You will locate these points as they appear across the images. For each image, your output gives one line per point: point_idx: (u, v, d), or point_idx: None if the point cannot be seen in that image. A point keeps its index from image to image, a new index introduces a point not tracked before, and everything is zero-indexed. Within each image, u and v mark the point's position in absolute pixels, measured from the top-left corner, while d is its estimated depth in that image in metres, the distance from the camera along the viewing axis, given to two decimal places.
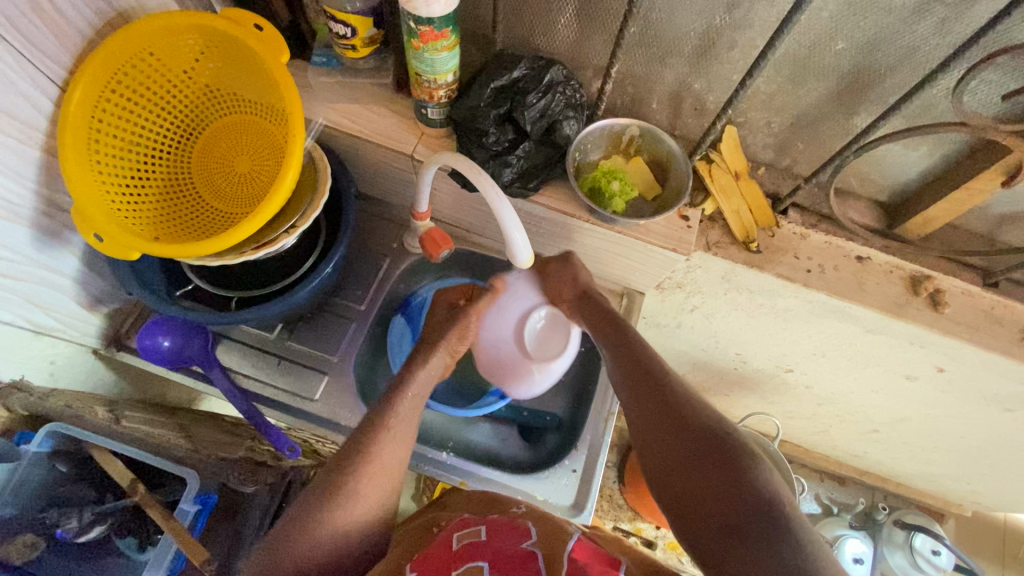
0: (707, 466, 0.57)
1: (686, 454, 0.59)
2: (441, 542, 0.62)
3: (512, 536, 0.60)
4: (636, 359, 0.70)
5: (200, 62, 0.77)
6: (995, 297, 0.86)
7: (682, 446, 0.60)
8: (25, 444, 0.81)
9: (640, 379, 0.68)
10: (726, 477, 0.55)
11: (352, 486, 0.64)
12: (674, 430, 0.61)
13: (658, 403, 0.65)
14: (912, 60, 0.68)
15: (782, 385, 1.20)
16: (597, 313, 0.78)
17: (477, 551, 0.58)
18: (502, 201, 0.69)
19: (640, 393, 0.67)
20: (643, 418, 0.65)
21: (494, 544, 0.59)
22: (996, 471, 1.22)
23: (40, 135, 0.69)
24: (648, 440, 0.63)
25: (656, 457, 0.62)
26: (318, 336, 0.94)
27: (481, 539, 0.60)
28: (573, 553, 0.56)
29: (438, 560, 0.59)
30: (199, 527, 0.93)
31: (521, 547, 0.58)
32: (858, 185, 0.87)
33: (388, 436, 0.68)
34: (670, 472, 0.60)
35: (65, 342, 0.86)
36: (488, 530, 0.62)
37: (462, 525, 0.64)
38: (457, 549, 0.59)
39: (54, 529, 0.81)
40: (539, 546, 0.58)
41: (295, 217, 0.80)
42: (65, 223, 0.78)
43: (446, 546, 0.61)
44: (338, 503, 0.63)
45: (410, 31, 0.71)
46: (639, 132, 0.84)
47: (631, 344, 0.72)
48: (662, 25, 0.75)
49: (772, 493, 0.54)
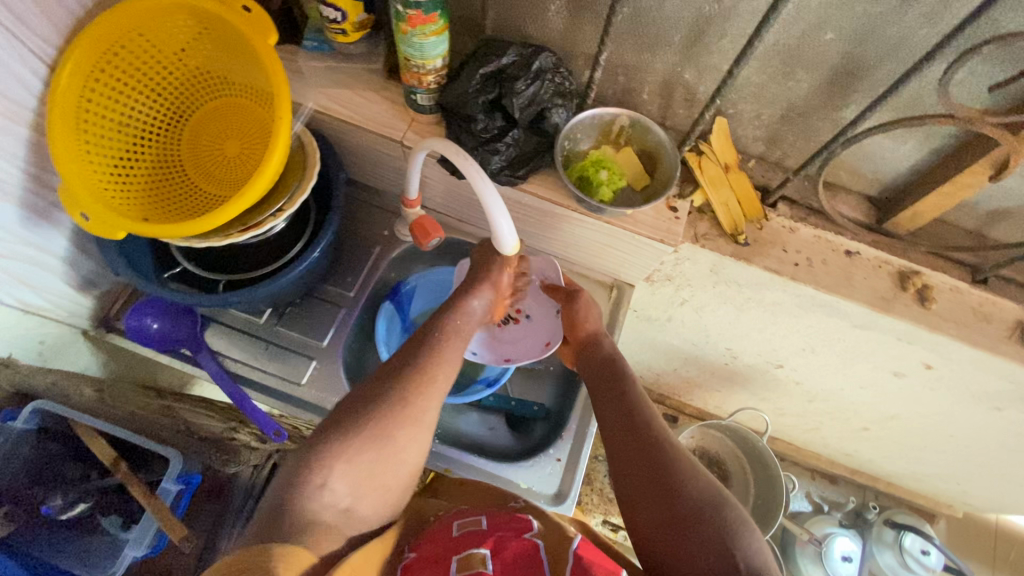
0: (687, 520, 0.59)
1: (668, 504, 0.61)
2: (442, 528, 0.65)
3: (513, 526, 0.62)
4: (626, 407, 0.70)
5: (191, 45, 0.77)
6: (984, 294, 0.86)
7: (663, 494, 0.62)
8: (11, 420, 0.83)
9: (632, 427, 0.68)
10: (708, 533, 0.57)
11: (404, 401, 0.66)
12: (664, 486, 0.62)
13: (640, 446, 0.66)
14: (901, 51, 0.68)
15: (773, 381, 1.19)
16: (597, 359, 0.78)
17: (479, 538, 0.61)
18: (487, 186, 0.69)
19: (622, 433, 0.68)
20: (625, 462, 0.66)
21: (496, 533, 0.61)
22: (987, 471, 1.22)
23: (29, 114, 0.70)
24: (630, 484, 0.64)
25: (638, 502, 0.63)
26: (305, 323, 0.94)
27: (481, 528, 0.62)
28: (579, 551, 0.58)
29: (441, 546, 0.61)
30: (182, 506, 0.91)
31: (521, 535, 0.60)
32: (848, 179, 0.87)
33: (437, 355, 0.71)
34: (651, 517, 0.61)
35: (55, 323, 0.86)
36: (489, 518, 0.64)
37: (461, 514, 0.66)
38: (459, 536, 0.62)
39: (37, 505, 0.84)
40: (540, 537, 0.60)
41: (282, 200, 0.80)
42: (54, 202, 0.78)
43: (448, 532, 0.63)
44: (391, 419, 0.64)
45: (398, 15, 0.71)
46: (629, 122, 0.84)
47: (625, 391, 0.72)
48: (652, 13, 0.74)
49: (759, 559, 0.56)
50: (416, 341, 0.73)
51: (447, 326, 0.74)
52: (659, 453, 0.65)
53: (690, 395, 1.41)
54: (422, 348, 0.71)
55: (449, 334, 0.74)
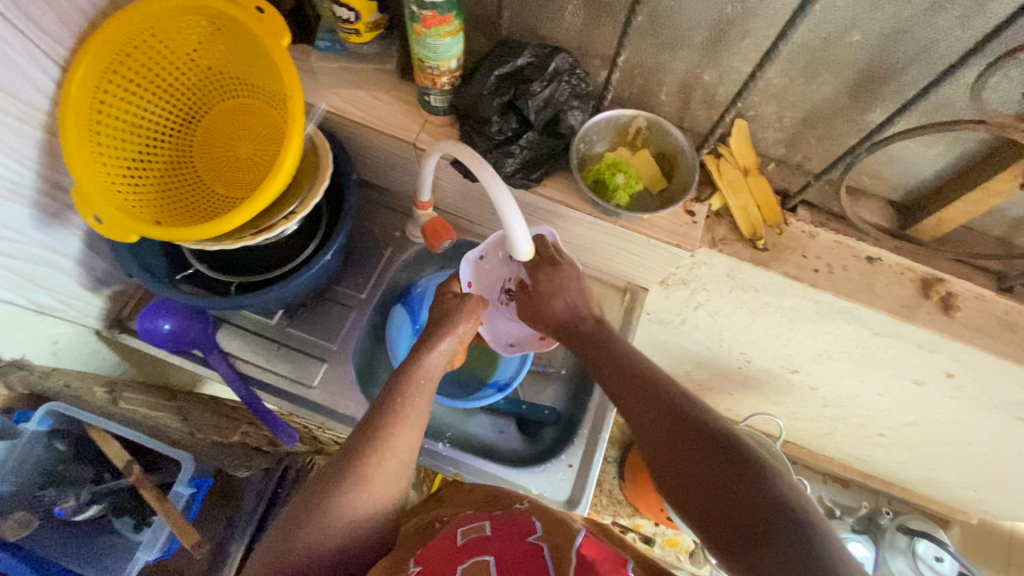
0: (718, 475, 0.53)
1: (697, 463, 0.55)
2: (446, 535, 0.60)
3: (517, 532, 0.58)
4: (629, 368, 0.67)
5: (203, 45, 0.76)
6: (1009, 303, 0.84)
7: (690, 455, 0.56)
8: (24, 422, 0.82)
9: (637, 385, 0.65)
10: (741, 486, 0.51)
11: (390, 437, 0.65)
12: (675, 433, 0.58)
13: (660, 412, 0.61)
14: (931, 54, 0.66)
15: (787, 386, 1.18)
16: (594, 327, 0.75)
17: (483, 546, 0.56)
18: (501, 191, 0.67)
19: (629, 393, 0.65)
20: (647, 429, 0.61)
21: (501, 540, 0.56)
22: (1005, 480, 1.20)
23: (42, 115, 0.69)
24: (654, 449, 0.59)
25: (666, 468, 0.58)
26: (317, 325, 0.93)
27: (486, 535, 0.58)
28: (581, 549, 0.53)
29: (444, 553, 0.57)
30: (194, 510, 0.92)
31: (524, 540, 0.56)
32: (871, 184, 0.85)
33: (417, 393, 0.69)
34: (681, 483, 0.56)
35: (67, 323, 0.86)
36: (493, 524, 0.60)
37: (467, 520, 0.62)
38: (462, 544, 0.57)
39: (52, 507, 0.84)
40: (544, 539, 0.56)
41: (295, 203, 0.79)
42: (67, 203, 0.78)
43: (451, 539, 0.58)
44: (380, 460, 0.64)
45: (413, 16, 0.69)
46: (646, 124, 0.82)
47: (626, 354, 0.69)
48: (673, 14, 0.72)
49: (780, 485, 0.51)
50: (380, 403, 0.68)
51: (412, 382, 0.69)
52: (665, 404, 0.61)
53: (702, 398, 1.39)
54: (394, 396, 0.68)
55: (414, 389, 0.69)
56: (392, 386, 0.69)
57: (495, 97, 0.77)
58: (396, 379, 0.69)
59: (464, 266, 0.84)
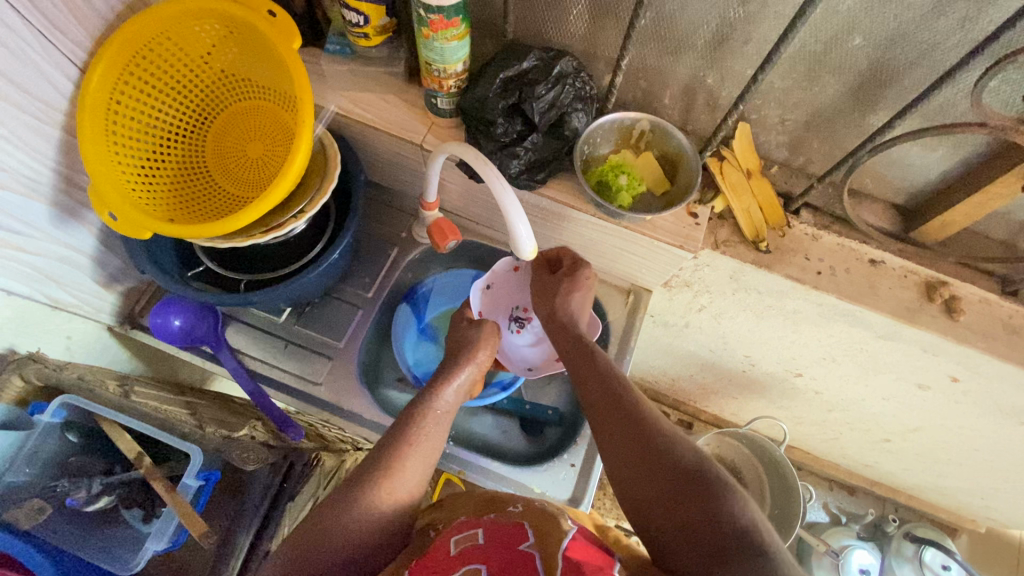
0: (682, 494, 0.54)
1: (661, 480, 0.56)
2: (439, 545, 0.61)
3: (509, 538, 0.58)
4: (605, 383, 0.67)
5: (216, 49, 0.78)
6: (1014, 306, 0.83)
7: (656, 472, 0.57)
8: (38, 414, 0.83)
9: (612, 403, 0.64)
10: (702, 501, 0.53)
11: (405, 444, 0.68)
12: (647, 457, 0.58)
13: (627, 423, 0.62)
14: (931, 58, 0.66)
15: (791, 390, 1.18)
16: (573, 340, 0.74)
17: (475, 554, 0.56)
18: (505, 190, 0.69)
19: (603, 411, 0.64)
20: (614, 442, 0.62)
21: (493, 548, 0.57)
22: (1012, 487, 1.19)
23: (60, 115, 0.71)
24: (625, 471, 0.59)
25: (630, 485, 0.58)
26: (324, 322, 0.95)
27: (479, 543, 0.58)
28: (567, 552, 0.53)
29: (436, 563, 0.57)
30: (203, 502, 0.94)
31: (515, 549, 0.56)
32: (874, 187, 0.85)
33: (434, 411, 0.71)
34: (643, 498, 0.57)
35: (82, 318, 0.89)
36: (485, 531, 0.60)
37: (462, 526, 0.62)
38: (454, 554, 0.57)
39: (64, 497, 0.86)
40: (534, 546, 0.56)
41: (303, 203, 0.81)
42: (82, 201, 0.80)
43: (444, 548, 0.59)
44: (392, 463, 0.66)
45: (420, 20, 0.71)
46: (650, 127, 0.83)
47: (601, 368, 0.69)
48: (677, 17, 0.73)
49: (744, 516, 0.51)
50: (397, 424, 0.70)
51: (423, 405, 0.72)
52: (638, 425, 0.61)
53: (705, 401, 1.39)
54: (411, 410, 0.71)
55: (430, 410, 0.71)
56: (406, 411, 0.71)
57: (500, 99, 0.79)
58: (414, 404, 0.72)
59: (473, 296, 0.89)
